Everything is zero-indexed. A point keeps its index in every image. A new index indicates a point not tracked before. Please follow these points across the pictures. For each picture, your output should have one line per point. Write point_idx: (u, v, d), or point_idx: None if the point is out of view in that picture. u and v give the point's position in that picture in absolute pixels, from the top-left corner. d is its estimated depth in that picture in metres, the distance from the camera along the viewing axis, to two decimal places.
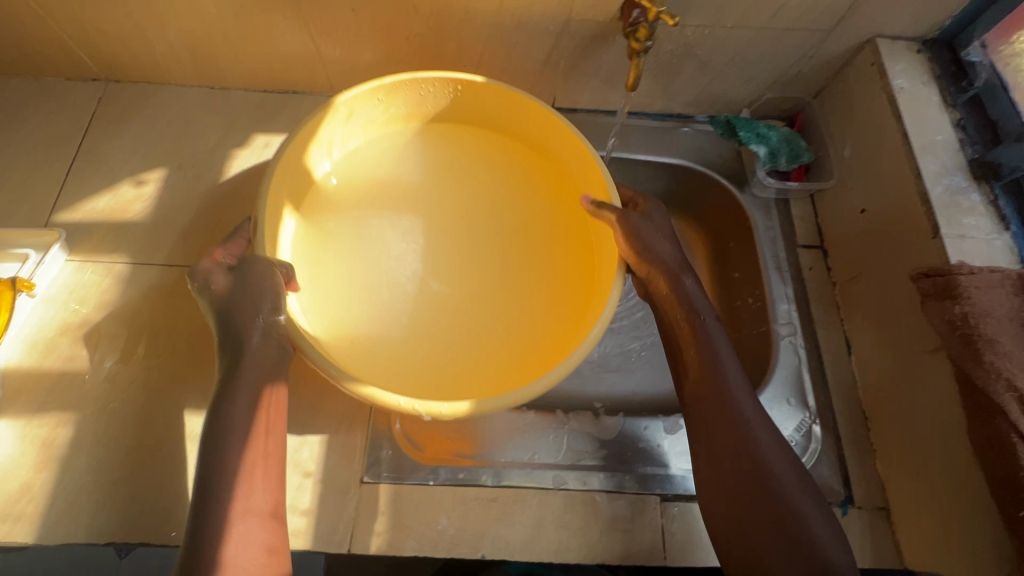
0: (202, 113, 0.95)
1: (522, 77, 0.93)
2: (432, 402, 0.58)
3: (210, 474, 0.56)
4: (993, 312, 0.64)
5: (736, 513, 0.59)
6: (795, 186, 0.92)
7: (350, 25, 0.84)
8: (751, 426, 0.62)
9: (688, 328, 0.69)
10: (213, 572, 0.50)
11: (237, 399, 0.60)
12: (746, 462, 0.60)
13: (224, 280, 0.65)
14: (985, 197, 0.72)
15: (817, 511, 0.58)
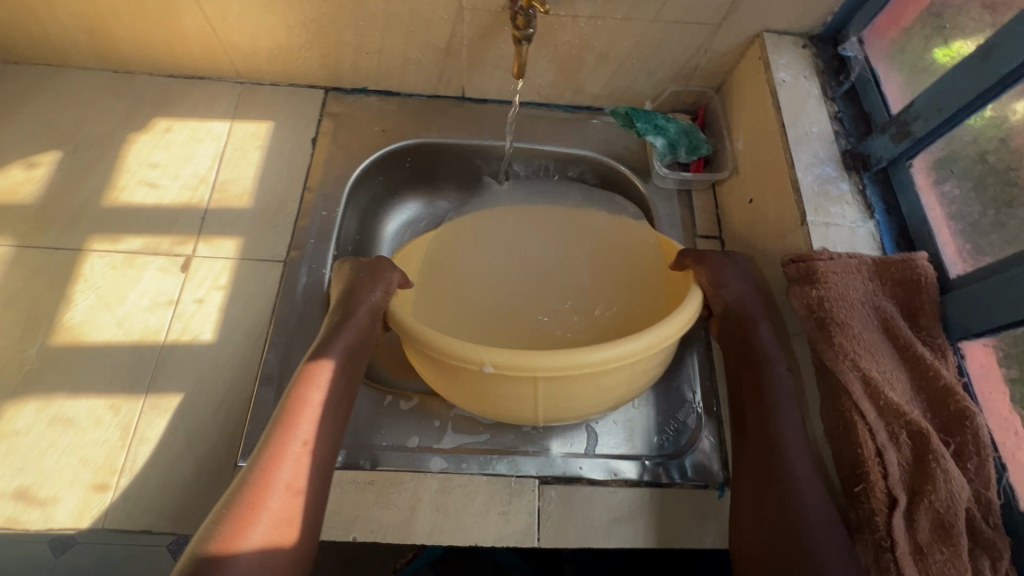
0: (103, 97, 0.94)
1: (427, 66, 0.93)
2: (494, 352, 0.59)
3: (266, 451, 0.58)
4: (846, 296, 0.65)
5: (758, 553, 0.57)
6: (695, 177, 0.92)
7: (246, 10, 0.84)
8: (789, 461, 0.61)
9: (756, 369, 0.67)
10: (229, 534, 0.52)
11: (315, 389, 0.64)
12: (772, 502, 0.59)
13: (361, 267, 0.74)
14: (854, 186, 0.75)
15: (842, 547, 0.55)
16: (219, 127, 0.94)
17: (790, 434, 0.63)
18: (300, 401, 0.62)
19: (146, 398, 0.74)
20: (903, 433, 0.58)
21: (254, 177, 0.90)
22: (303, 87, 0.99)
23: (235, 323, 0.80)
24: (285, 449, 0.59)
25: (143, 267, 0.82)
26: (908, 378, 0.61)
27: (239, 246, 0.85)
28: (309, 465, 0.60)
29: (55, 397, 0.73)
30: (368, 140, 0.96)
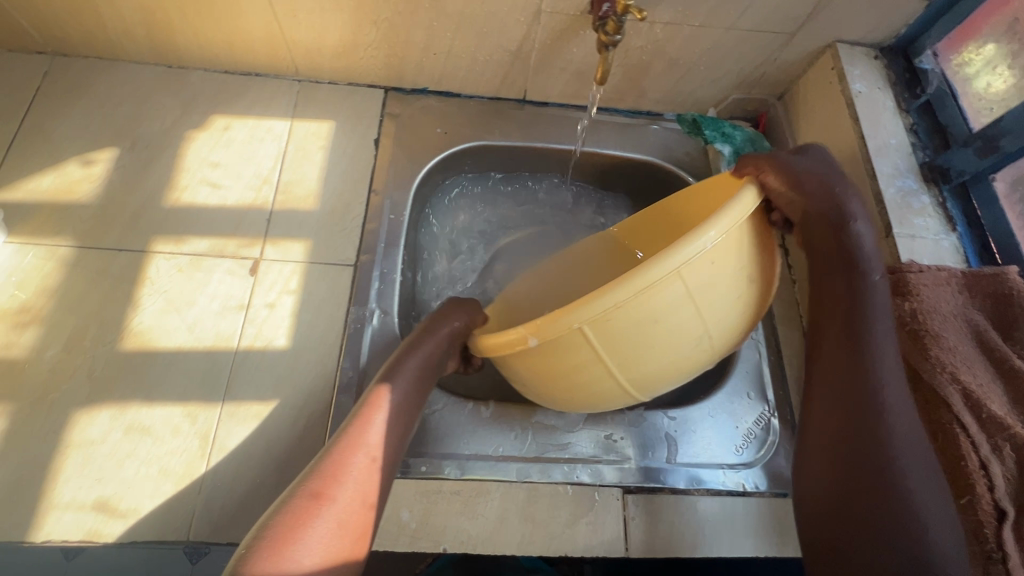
0: (159, 93, 0.91)
1: (494, 67, 0.92)
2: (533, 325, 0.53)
3: (330, 457, 0.55)
4: (939, 308, 0.66)
5: (836, 496, 0.52)
6: None
7: (317, 6, 0.82)
8: (884, 399, 0.54)
9: (847, 278, 0.57)
10: (279, 543, 0.48)
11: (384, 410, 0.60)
12: (860, 445, 0.53)
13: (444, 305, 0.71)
14: (934, 199, 0.76)
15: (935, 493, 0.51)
16: (279, 126, 0.92)
17: (877, 361, 0.55)
18: (366, 415, 0.59)
19: (224, 406, 0.72)
20: (1007, 447, 0.58)
21: (318, 178, 0.89)
22: (362, 86, 0.97)
23: (308, 328, 0.78)
24: (343, 458, 0.55)
25: (210, 270, 0.80)
26: (1005, 392, 0.62)
27: (307, 249, 0.83)
28: (373, 482, 0.55)
29: (129, 405, 0.70)
30: (431, 141, 0.95)
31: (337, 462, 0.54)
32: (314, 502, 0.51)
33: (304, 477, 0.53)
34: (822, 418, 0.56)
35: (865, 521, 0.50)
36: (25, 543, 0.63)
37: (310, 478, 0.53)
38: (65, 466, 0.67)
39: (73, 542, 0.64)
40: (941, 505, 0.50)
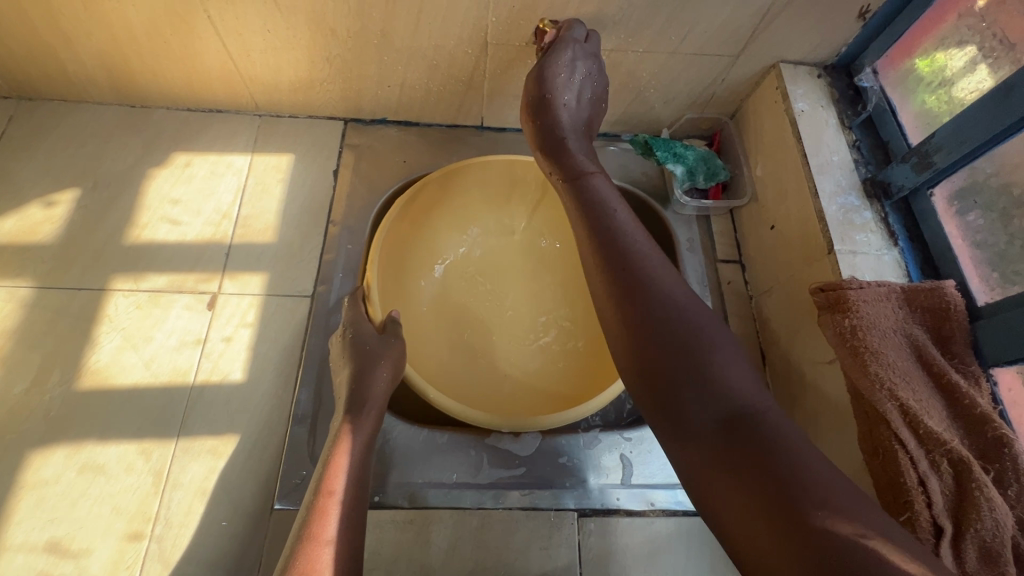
0: (122, 132, 0.93)
1: (448, 97, 0.94)
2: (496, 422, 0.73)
3: (314, 494, 0.58)
4: (878, 324, 0.67)
5: (655, 356, 0.55)
6: (715, 204, 0.94)
7: (268, 46, 0.84)
8: (672, 325, 0.56)
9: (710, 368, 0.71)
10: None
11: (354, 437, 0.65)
12: (648, 326, 0.56)
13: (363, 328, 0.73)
14: (876, 214, 0.76)
15: (740, 365, 0.53)
16: (240, 160, 0.94)
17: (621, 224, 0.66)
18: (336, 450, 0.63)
19: (178, 442, 0.73)
20: (945, 462, 0.59)
21: (276, 210, 0.90)
22: (322, 118, 0.99)
23: (263, 361, 0.79)
24: (336, 490, 0.59)
25: (168, 306, 0.81)
26: (943, 406, 0.63)
27: (265, 282, 0.85)
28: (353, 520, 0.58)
29: (84, 444, 0.71)
30: (390, 171, 0.96)
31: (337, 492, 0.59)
32: (318, 535, 0.55)
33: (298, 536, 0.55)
34: (628, 300, 0.59)
35: (667, 356, 0.54)
36: None
37: (314, 512, 0.57)
38: (19, 507, 0.67)
39: None
40: (736, 373, 0.52)
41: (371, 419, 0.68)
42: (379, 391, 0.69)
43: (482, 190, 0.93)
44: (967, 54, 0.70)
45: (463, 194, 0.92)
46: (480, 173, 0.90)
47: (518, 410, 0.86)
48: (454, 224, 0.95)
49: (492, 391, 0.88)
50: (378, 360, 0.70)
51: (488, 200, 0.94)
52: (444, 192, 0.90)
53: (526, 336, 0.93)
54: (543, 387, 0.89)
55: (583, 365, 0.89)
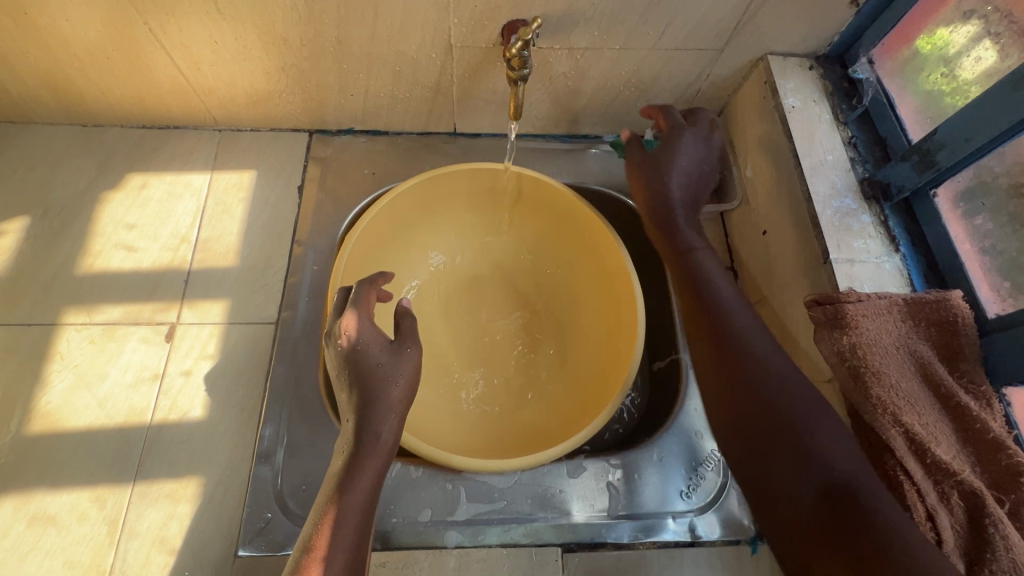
0: (74, 153, 0.88)
1: (417, 104, 0.89)
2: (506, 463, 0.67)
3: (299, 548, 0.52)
4: (879, 341, 0.61)
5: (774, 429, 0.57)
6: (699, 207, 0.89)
7: (220, 59, 0.79)
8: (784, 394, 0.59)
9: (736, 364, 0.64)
10: None
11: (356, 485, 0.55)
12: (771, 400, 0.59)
13: (375, 354, 0.61)
14: (875, 217, 0.71)
15: (833, 431, 0.56)
16: (198, 179, 0.89)
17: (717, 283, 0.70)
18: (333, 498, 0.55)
19: (135, 487, 0.69)
20: (955, 494, 0.54)
21: (237, 232, 0.85)
22: (285, 130, 0.94)
23: (225, 396, 0.75)
24: (319, 547, 0.51)
25: (124, 339, 0.77)
26: (953, 432, 0.57)
27: (226, 309, 0.80)
28: None
29: (34, 492, 0.67)
30: (358, 184, 0.91)
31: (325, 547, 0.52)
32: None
33: None
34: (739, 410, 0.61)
35: (790, 421, 0.57)
36: None
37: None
38: None
39: None
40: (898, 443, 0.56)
41: (378, 452, 0.58)
42: (393, 407, 0.60)
43: (454, 208, 0.89)
44: (970, 31, 0.65)
45: (436, 214, 0.89)
46: (454, 189, 0.86)
47: (496, 446, 0.80)
48: (423, 250, 0.91)
49: (468, 426, 0.82)
50: (389, 382, 0.60)
51: (461, 220, 0.91)
52: (417, 209, 0.86)
53: (504, 366, 0.88)
54: (523, 421, 0.84)
55: (564, 395, 0.85)
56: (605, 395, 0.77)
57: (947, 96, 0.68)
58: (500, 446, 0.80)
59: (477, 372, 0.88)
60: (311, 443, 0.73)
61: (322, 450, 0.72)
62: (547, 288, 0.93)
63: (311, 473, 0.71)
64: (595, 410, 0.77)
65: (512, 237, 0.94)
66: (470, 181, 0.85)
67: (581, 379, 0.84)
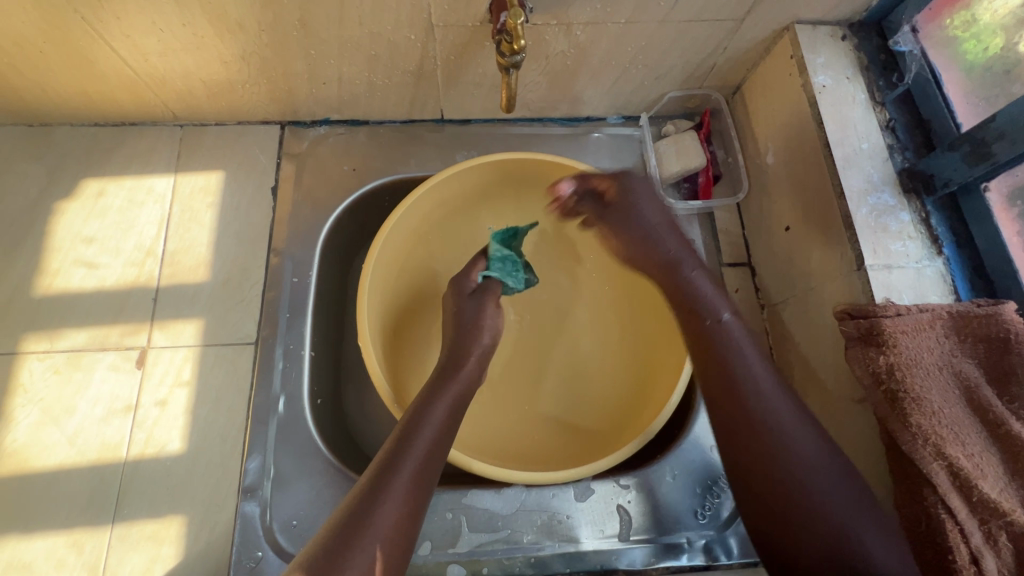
0: (19, 158, 0.80)
1: (397, 91, 0.79)
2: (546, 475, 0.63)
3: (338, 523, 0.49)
4: (920, 361, 0.55)
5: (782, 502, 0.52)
6: (696, 206, 0.83)
7: (168, 49, 0.69)
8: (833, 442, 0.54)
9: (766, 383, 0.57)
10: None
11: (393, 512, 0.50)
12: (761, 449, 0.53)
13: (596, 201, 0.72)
14: (916, 215, 0.63)
15: (878, 528, 0.49)
16: (161, 184, 0.80)
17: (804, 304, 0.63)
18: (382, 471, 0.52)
19: (113, 530, 0.64)
20: (1003, 536, 0.49)
21: (207, 242, 0.78)
22: (254, 123, 0.84)
23: (205, 425, 0.69)
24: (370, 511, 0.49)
25: (91, 367, 0.71)
26: (1001, 464, 0.52)
27: (201, 330, 0.73)
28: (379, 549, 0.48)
29: (6, 540, 0.63)
30: (337, 182, 0.83)
31: (359, 499, 0.50)
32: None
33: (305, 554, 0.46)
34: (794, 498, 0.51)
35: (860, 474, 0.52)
36: None
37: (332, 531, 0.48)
38: None
39: None
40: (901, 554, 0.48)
41: (463, 383, 0.64)
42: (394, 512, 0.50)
43: (467, 200, 0.85)
44: None
45: (451, 207, 0.84)
46: (466, 181, 0.81)
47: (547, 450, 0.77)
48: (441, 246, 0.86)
49: (509, 433, 0.79)
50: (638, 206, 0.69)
51: (474, 212, 0.87)
52: (432, 207, 0.81)
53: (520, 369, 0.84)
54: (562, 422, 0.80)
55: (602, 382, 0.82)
56: (662, 380, 0.74)
57: (960, 43, 0.65)
58: (549, 453, 0.76)
59: (505, 376, 0.84)
60: (302, 473, 0.68)
61: (311, 481, 0.68)
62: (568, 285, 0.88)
63: (301, 506, 0.67)
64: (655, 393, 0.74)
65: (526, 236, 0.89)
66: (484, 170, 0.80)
67: (621, 374, 0.81)
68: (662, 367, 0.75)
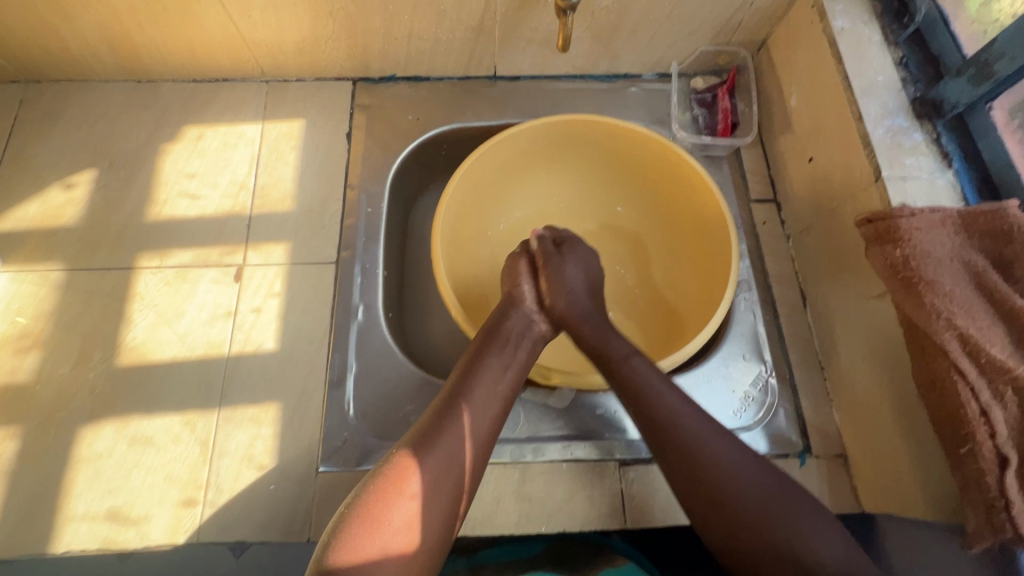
0: (131, 108, 0.92)
1: (458, 46, 0.89)
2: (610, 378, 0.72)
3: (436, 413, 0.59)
4: (933, 253, 0.62)
5: None
6: (721, 142, 0.90)
7: (269, 6, 0.80)
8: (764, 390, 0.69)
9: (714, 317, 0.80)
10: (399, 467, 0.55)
11: (483, 413, 0.60)
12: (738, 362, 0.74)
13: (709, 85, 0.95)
14: (927, 135, 0.71)
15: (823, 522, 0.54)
16: (251, 130, 0.91)
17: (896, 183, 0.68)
18: (477, 368, 0.63)
19: (220, 412, 0.74)
20: (1009, 391, 0.55)
21: (291, 178, 0.88)
22: (329, 80, 0.96)
23: (294, 329, 0.79)
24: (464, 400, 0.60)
25: (196, 280, 0.81)
26: (1008, 335, 0.58)
27: (289, 251, 0.84)
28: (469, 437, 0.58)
29: (131, 418, 0.73)
30: (403, 128, 0.93)
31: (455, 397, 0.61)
32: (409, 526, 0.52)
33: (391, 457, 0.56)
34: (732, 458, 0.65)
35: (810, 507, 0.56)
36: (47, 554, 0.67)
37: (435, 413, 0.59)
38: (77, 481, 0.70)
39: (91, 551, 0.67)
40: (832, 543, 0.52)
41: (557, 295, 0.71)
42: (476, 421, 0.59)
43: (519, 160, 0.93)
44: None
45: (511, 164, 0.93)
46: (524, 142, 0.90)
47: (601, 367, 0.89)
48: (495, 199, 0.96)
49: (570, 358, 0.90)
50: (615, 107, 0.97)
51: (529, 169, 0.96)
52: (491, 164, 0.90)
53: None
54: None
55: (645, 318, 0.93)
56: (704, 311, 0.84)
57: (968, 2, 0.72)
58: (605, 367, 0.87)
59: None
60: (381, 370, 0.77)
61: (388, 377, 0.77)
62: (614, 228, 0.99)
63: (380, 398, 0.76)
64: (698, 323, 0.85)
65: (575, 185, 0.99)
66: (542, 131, 0.89)
67: (667, 304, 0.92)
68: (707, 295, 0.84)
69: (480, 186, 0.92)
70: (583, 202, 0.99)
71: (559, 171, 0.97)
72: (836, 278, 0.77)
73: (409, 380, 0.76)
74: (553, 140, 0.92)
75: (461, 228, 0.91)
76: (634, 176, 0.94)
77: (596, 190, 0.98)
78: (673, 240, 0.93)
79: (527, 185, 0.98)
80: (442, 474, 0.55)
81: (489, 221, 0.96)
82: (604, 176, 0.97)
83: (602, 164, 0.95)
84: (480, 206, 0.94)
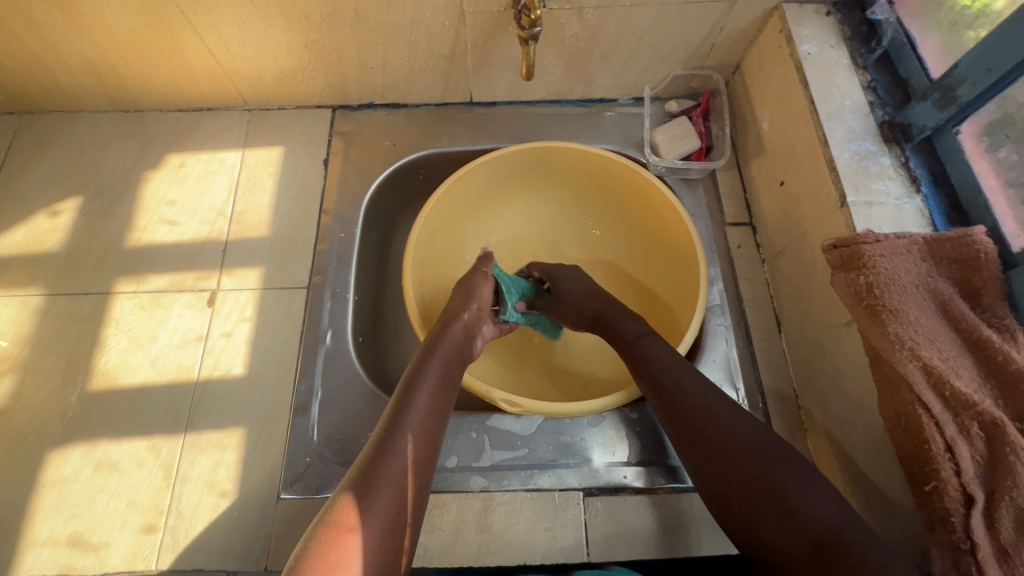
0: (117, 137, 0.95)
1: (432, 73, 0.91)
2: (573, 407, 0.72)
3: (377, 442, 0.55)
4: (899, 280, 0.60)
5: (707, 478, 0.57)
6: (695, 166, 0.89)
7: (247, 39, 0.83)
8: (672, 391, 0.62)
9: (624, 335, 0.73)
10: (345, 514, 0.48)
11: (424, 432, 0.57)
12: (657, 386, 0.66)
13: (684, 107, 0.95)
14: (896, 160, 0.70)
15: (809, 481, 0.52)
16: (232, 156, 0.94)
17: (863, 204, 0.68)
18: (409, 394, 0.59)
19: (185, 438, 0.74)
20: (975, 425, 0.53)
21: (268, 204, 0.90)
22: (310, 108, 0.98)
23: (263, 354, 0.80)
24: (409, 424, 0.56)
25: (170, 305, 0.83)
26: (975, 366, 0.56)
27: (262, 276, 0.85)
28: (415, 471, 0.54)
29: (98, 442, 0.74)
30: (379, 154, 0.94)
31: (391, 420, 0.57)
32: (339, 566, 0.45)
33: (326, 519, 0.48)
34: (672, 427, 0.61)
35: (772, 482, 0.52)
36: None
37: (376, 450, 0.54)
38: (41, 505, 0.71)
39: None
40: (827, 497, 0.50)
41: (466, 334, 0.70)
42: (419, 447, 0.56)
43: (493, 186, 0.94)
44: None
45: (485, 190, 0.94)
46: (495, 167, 0.90)
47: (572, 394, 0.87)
48: (469, 222, 0.96)
49: (541, 386, 0.89)
50: (590, 131, 0.97)
51: (503, 193, 0.96)
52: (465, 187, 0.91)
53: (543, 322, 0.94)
54: (586, 370, 0.90)
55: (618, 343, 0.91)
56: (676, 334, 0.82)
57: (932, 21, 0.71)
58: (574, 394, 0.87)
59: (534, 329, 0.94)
60: (346, 396, 0.77)
61: (352, 403, 0.76)
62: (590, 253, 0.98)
63: (344, 424, 0.75)
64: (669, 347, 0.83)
65: (551, 209, 0.99)
66: (514, 157, 0.89)
67: None
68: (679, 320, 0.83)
69: (454, 211, 0.92)
70: (560, 226, 0.99)
71: (534, 196, 0.98)
72: (807, 304, 0.75)
73: (373, 406, 0.76)
74: (525, 167, 0.92)
75: (435, 251, 0.91)
76: (607, 199, 0.94)
77: (572, 213, 0.98)
78: (648, 265, 0.93)
79: (503, 209, 0.98)
80: (392, 521, 0.50)
81: (462, 244, 0.97)
82: (580, 200, 0.97)
83: (576, 188, 0.95)
84: (454, 229, 0.94)
